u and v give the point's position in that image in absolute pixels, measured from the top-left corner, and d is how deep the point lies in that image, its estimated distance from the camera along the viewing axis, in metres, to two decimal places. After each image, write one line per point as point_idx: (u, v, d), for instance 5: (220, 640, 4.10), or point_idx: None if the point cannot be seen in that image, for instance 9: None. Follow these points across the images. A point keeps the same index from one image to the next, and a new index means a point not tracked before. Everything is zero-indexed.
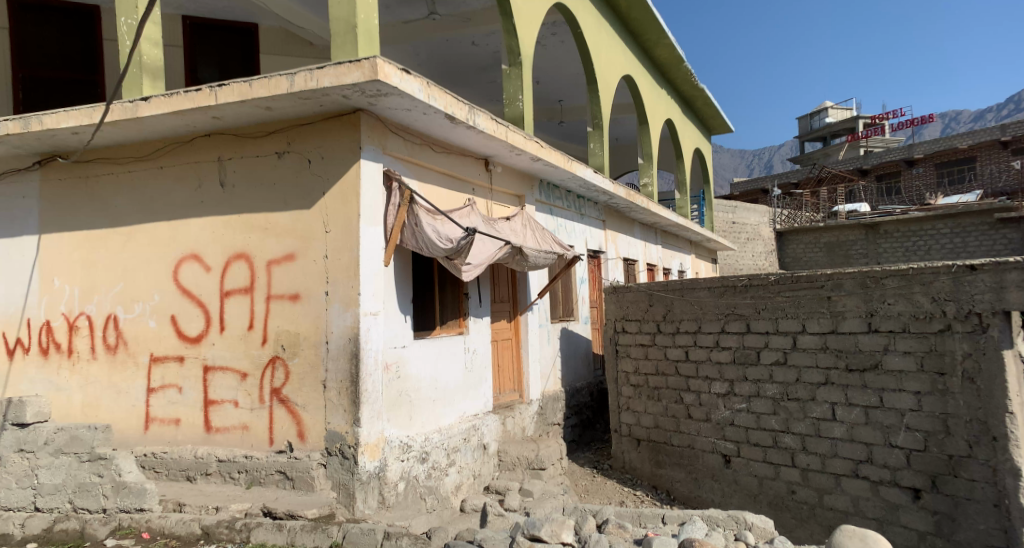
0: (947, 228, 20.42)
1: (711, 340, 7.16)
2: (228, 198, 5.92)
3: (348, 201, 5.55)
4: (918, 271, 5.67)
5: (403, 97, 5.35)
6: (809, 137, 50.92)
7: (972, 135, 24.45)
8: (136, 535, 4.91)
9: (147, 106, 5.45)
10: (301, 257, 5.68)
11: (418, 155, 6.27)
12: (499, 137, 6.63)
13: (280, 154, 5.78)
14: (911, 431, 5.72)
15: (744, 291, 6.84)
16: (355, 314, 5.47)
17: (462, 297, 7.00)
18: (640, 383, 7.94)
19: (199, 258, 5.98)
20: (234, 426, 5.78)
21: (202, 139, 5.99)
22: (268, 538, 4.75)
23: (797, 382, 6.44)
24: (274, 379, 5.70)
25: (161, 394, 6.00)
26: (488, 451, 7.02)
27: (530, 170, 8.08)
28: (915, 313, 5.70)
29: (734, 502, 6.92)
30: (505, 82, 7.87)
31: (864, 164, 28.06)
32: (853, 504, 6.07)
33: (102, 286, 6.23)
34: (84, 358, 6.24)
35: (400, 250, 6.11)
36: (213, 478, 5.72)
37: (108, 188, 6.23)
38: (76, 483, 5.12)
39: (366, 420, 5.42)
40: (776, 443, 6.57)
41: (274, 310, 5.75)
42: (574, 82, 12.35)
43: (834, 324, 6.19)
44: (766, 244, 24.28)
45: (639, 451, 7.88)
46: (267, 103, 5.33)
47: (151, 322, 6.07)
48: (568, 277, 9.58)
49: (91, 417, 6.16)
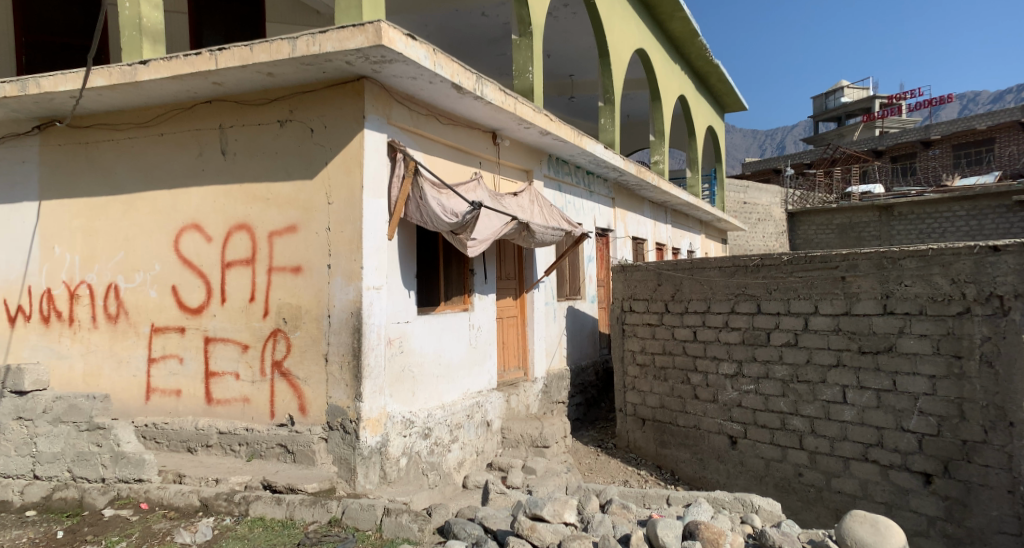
0: (963, 210, 20.05)
1: (720, 320, 7.03)
2: (229, 166, 5.80)
3: (351, 171, 5.42)
4: (937, 252, 5.51)
5: (408, 64, 5.20)
6: (823, 117, 50.16)
7: (991, 116, 23.94)
8: (135, 505, 4.84)
9: (146, 70, 5.31)
10: (304, 229, 5.57)
11: (423, 126, 6.12)
12: (507, 108, 6.46)
13: (282, 122, 5.65)
14: (924, 415, 5.61)
15: (756, 271, 6.68)
16: (357, 288, 5.37)
17: (468, 274, 6.89)
18: (646, 362, 7.82)
19: (201, 228, 5.87)
20: (236, 398, 5.72)
21: (203, 107, 5.86)
22: (267, 512, 4.65)
23: (808, 364, 6.31)
24: (275, 352, 5.63)
25: (162, 364, 5.94)
26: (491, 428, 6.94)
27: (538, 144, 7.91)
28: (932, 296, 5.54)
29: (739, 483, 6.84)
30: (514, 53, 7.67)
31: (879, 144, 27.57)
32: (861, 488, 5.98)
33: (103, 254, 6.15)
34: (85, 327, 6.18)
35: (405, 224, 5.97)
36: (213, 450, 5.67)
37: (109, 155, 6.12)
38: (74, 452, 5.07)
39: (367, 395, 5.35)
40: (784, 425, 6.47)
41: (276, 282, 5.66)
42: (587, 56, 12.09)
43: (848, 305, 6.04)
44: (777, 225, 24.06)
45: (644, 430, 7.79)
46: (268, 69, 5.19)
47: (152, 292, 6.00)
48: (575, 255, 9.49)
49: (92, 385, 6.12)
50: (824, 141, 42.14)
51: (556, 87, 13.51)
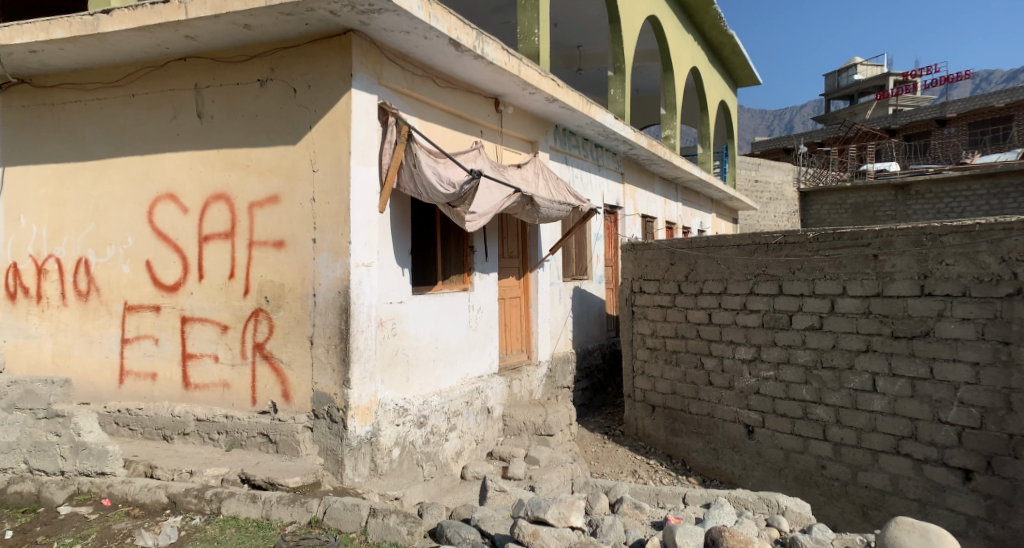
0: (984, 188, 19.48)
1: (737, 302, 6.52)
2: (206, 130, 5.31)
3: (338, 137, 4.92)
4: (985, 227, 5.02)
5: (400, 15, 4.68)
6: (835, 95, 49.04)
7: (1009, 93, 23.23)
8: (96, 501, 4.38)
9: (109, 21, 4.80)
10: (286, 200, 5.08)
11: (419, 88, 5.60)
12: (511, 70, 5.94)
13: (262, 82, 5.14)
14: (964, 406, 5.14)
15: (779, 249, 6.16)
16: (345, 265, 4.89)
17: (467, 251, 6.40)
18: (657, 346, 7.31)
19: (176, 198, 5.39)
20: (215, 383, 5.28)
21: (177, 64, 5.35)
22: (241, 511, 4.21)
23: (833, 349, 5.83)
24: (256, 333, 5.17)
25: (136, 345, 5.49)
26: (492, 415, 6.50)
27: (543, 112, 7.37)
28: (979, 276, 5.06)
29: (756, 476, 6.38)
30: (519, 15, 7.13)
31: (892, 123, 26.78)
32: (892, 484, 5.51)
33: (71, 226, 5.69)
34: (54, 305, 5.74)
35: (398, 196, 5.47)
36: (190, 439, 5.23)
37: (76, 118, 5.64)
38: (31, 442, 4.60)
39: (356, 381, 4.90)
40: (806, 415, 6.00)
41: (257, 257, 5.18)
42: (596, 25, 11.46)
43: (880, 286, 5.54)
44: (789, 204, 23.38)
45: (654, 417, 7.32)
46: (245, 20, 4.68)
47: (125, 268, 5.54)
48: (583, 233, 9.00)
49: (62, 367, 5.69)
50: (838, 121, 41.01)
51: (563, 60, 12.92)
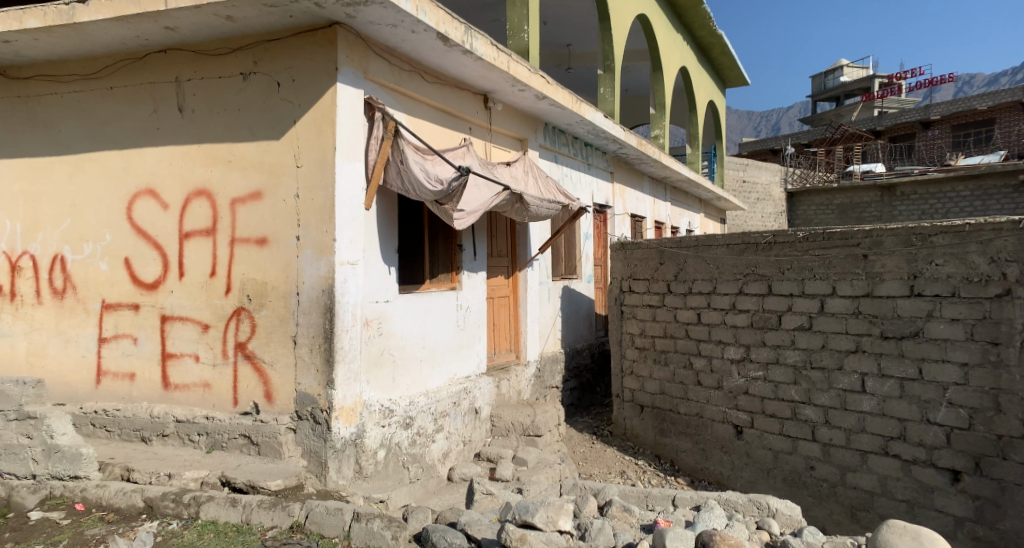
0: (968, 190, 19.63)
1: (726, 302, 6.48)
2: (187, 125, 5.19)
3: (323, 132, 4.81)
4: (976, 227, 4.99)
5: (387, 8, 4.58)
6: (821, 96, 49.34)
7: (993, 95, 23.41)
8: (69, 506, 4.27)
9: (86, 10, 4.67)
10: (269, 196, 4.97)
11: (406, 83, 5.50)
12: (500, 66, 5.85)
13: (245, 75, 5.03)
14: (953, 407, 5.11)
15: (768, 249, 6.12)
16: (329, 263, 4.79)
17: (456, 250, 6.31)
18: (645, 345, 7.25)
19: (156, 194, 5.26)
20: (195, 383, 5.15)
21: (157, 57, 5.23)
22: (220, 515, 4.10)
23: (823, 349, 5.79)
24: (238, 333, 5.05)
25: (114, 344, 5.36)
26: (480, 416, 6.41)
27: (533, 110, 7.30)
28: (968, 276, 5.03)
29: (745, 476, 6.33)
30: (508, 11, 7.05)
31: (878, 124, 26.94)
32: (880, 485, 5.48)
33: (47, 223, 5.55)
34: (28, 303, 5.59)
35: (385, 193, 5.36)
36: (169, 440, 5.10)
37: (53, 110, 5.50)
38: (2, 444, 4.46)
39: (340, 382, 4.79)
40: (795, 415, 5.96)
41: (239, 254, 5.06)
42: (586, 23, 11.39)
43: (869, 286, 5.50)
44: (776, 204, 23.46)
45: (642, 417, 7.26)
46: (226, 11, 4.56)
47: (102, 265, 5.40)
48: (572, 231, 8.92)
49: (37, 366, 5.54)
50: (824, 122, 41.25)
51: (553, 58, 12.85)
